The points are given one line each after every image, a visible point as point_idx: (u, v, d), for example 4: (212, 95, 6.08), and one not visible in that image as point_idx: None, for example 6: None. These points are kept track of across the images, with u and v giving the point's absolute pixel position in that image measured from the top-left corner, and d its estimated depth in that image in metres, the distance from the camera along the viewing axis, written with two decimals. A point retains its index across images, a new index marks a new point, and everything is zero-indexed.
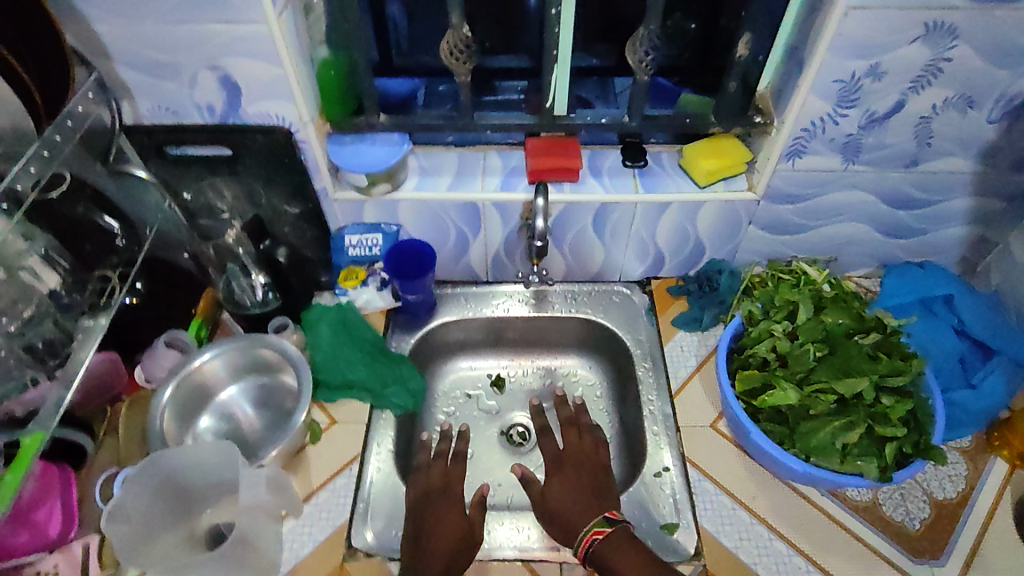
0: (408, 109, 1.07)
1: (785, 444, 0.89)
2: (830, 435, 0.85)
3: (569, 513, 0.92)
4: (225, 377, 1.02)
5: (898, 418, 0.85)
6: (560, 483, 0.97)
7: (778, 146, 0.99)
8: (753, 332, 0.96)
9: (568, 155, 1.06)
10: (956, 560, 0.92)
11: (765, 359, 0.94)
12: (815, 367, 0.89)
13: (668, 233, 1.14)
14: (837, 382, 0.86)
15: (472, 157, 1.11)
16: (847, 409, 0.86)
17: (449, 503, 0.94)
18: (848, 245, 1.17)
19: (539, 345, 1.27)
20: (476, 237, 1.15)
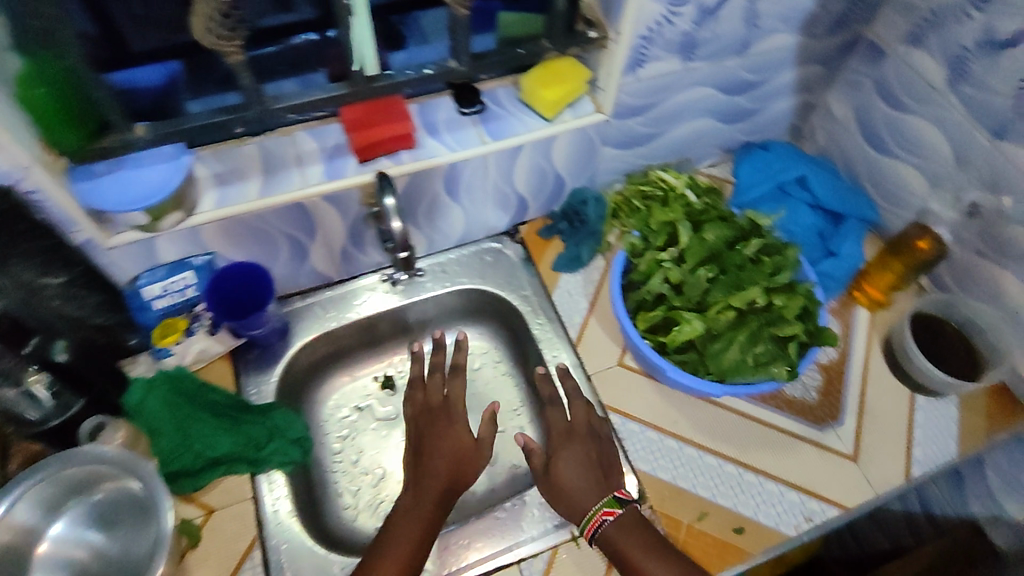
0: (172, 108, 0.82)
1: (700, 371, 0.88)
2: (740, 351, 0.84)
3: (569, 493, 0.85)
4: (38, 520, 0.79)
5: (795, 314, 0.85)
6: (571, 462, 0.87)
7: (619, 60, 0.90)
8: (642, 266, 0.91)
9: (396, 120, 0.88)
10: (852, 415, 1.00)
11: (660, 291, 0.90)
12: (710, 288, 0.88)
13: (525, 175, 1.03)
14: (733, 297, 0.86)
15: (278, 145, 0.89)
16: (747, 319, 0.85)
17: (449, 425, 0.94)
18: (695, 142, 1.15)
19: (420, 329, 1.15)
20: (314, 239, 0.96)
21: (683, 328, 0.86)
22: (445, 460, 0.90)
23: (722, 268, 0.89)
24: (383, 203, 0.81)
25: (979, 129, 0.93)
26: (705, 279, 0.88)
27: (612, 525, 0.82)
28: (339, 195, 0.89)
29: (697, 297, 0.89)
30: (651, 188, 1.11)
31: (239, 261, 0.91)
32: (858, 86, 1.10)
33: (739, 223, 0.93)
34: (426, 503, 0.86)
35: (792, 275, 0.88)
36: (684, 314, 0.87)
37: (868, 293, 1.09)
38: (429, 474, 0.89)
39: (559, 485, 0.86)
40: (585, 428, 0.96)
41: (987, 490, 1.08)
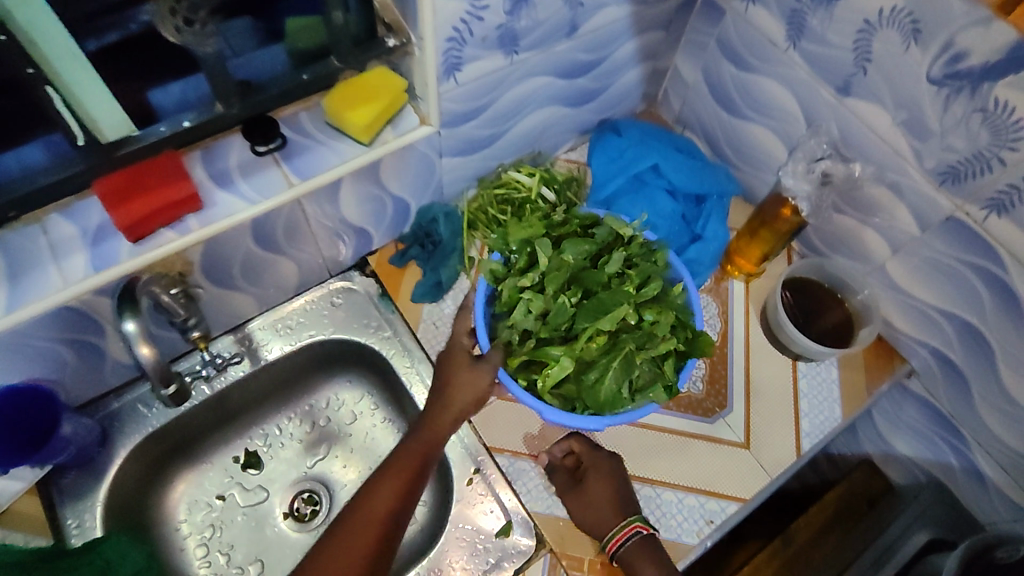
0: None
1: (579, 406, 0.79)
2: (616, 380, 0.76)
3: (597, 515, 0.82)
4: None
5: (666, 331, 0.78)
6: (606, 482, 0.84)
7: (430, 68, 0.77)
8: (505, 297, 0.80)
9: (170, 183, 0.71)
10: (739, 399, 0.96)
11: (529, 327, 0.79)
12: (576, 314, 0.78)
13: (356, 206, 0.90)
14: (603, 322, 0.76)
15: (23, 237, 0.71)
16: (619, 344, 0.77)
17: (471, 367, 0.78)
18: (545, 131, 1.04)
19: (278, 393, 1.01)
20: (107, 335, 0.79)
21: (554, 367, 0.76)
22: (429, 433, 0.79)
23: (587, 291, 0.80)
24: (120, 328, 0.69)
25: (823, 87, 0.88)
26: (570, 306, 0.79)
27: (636, 541, 0.79)
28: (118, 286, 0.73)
29: (564, 326, 0.79)
30: (506, 190, 1.02)
31: (14, 384, 0.76)
32: (703, 48, 1.03)
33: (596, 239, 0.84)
34: (394, 471, 0.78)
35: (657, 286, 0.80)
36: (554, 351, 0.77)
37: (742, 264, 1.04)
38: (410, 449, 0.79)
39: (584, 507, 0.83)
40: (471, 476, 0.89)
41: (875, 431, 1.10)
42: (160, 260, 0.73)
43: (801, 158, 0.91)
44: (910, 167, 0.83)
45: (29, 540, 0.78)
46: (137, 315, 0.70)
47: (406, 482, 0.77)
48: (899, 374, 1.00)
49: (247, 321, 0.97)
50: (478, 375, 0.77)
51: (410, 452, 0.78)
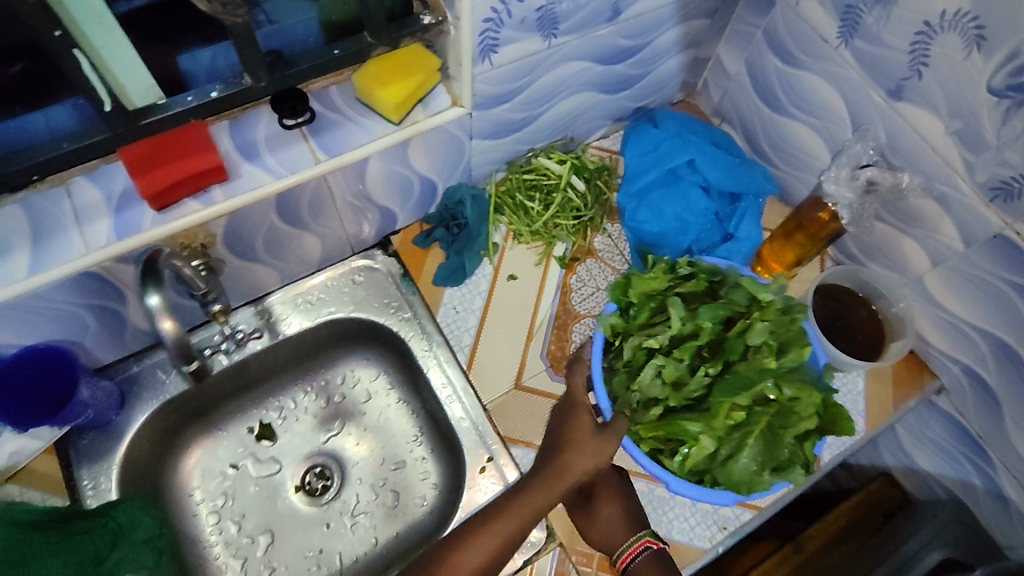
0: None
1: (708, 478, 0.72)
2: (751, 458, 0.68)
3: (607, 533, 0.80)
4: None
5: (809, 409, 0.69)
6: (614, 500, 0.82)
7: (466, 48, 0.75)
8: (628, 357, 0.74)
9: (195, 152, 0.70)
10: None
11: (657, 394, 0.72)
12: (712, 387, 0.70)
13: (382, 185, 0.88)
14: (739, 396, 0.68)
15: (47, 199, 0.71)
16: (755, 421, 0.69)
17: (594, 435, 0.73)
18: (579, 117, 1.01)
19: (294, 366, 1.01)
20: (129, 301, 0.79)
21: (691, 447, 0.68)
22: (526, 507, 0.73)
23: (726, 362, 0.72)
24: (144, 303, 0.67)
25: (874, 89, 0.84)
26: (708, 378, 0.71)
27: (647, 556, 0.77)
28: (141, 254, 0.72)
29: (698, 397, 0.72)
30: (534, 176, 1.01)
31: (33, 345, 0.76)
32: (748, 38, 0.99)
33: (734, 298, 0.74)
34: (483, 550, 0.72)
35: (797, 357, 0.71)
36: (689, 427, 0.69)
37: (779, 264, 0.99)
38: (506, 522, 0.72)
39: (597, 526, 0.80)
40: (484, 464, 0.88)
41: (897, 443, 1.08)
42: (183, 231, 0.73)
43: (845, 163, 0.88)
44: (960, 179, 0.79)
45: (44, 499, 0.81)
46: (162, 291, 0.68)
47: (491, 559, 0.72)
48: (927, 390, 0.97)
49: (268, 295, 0.97)
50: (605, 447, 0.72)
51: (503, 526, 0.73)
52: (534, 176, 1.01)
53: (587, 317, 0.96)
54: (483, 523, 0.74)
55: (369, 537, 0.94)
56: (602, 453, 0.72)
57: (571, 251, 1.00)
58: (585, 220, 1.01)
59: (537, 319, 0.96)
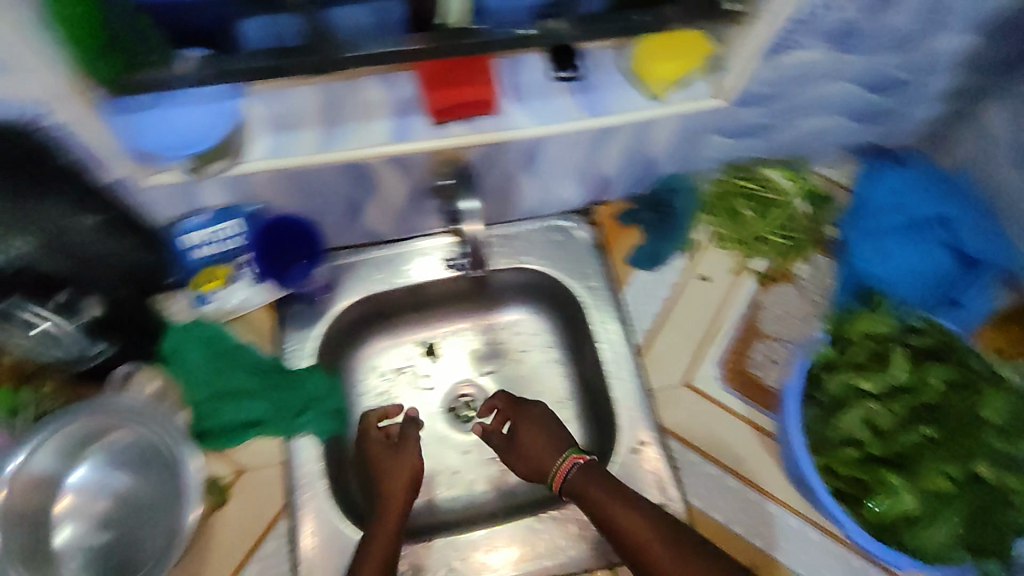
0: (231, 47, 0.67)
1: None
2: (950, 533, 0.67)
3: (535, 457, 0.83)
4: (53, 477, 0.75)
5: None
6: (537, 431, 0.84)
7: (756, 44, 0.74)
8: (833, 391, 0.75)
9: (481, 81, 0.75)
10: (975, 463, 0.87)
11: (858, 437, 0.72)
12: (923, 449, 0.69)
13: (616, 156, 0.90)
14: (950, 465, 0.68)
15: (338, 89, 0.77)
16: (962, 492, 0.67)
17: (390, 449, 0.83)
18: (815, 139, 0.98)
19: (471, 299, 1.06)
20: (371, 199, 0.86)
21: (887, 499, 0.69)
22: (396, 481, 0.79)
23: (949, 431, 0.70)
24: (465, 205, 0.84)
25: None
26: (922, 438, 0.70)
27: (579, 471, 0.79)
28: (407, 160, 0.79)
29: (904, 454, 0.71)
30: (755, 185, 0.98)
31: (291, 215, 0.85)
32: None
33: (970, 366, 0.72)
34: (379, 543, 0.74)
35: None
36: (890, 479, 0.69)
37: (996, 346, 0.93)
38: (390, 510, 0.77)
39: (522, 446, 0.84)
40: (639, 445, 0.87)
41: None
42: (446, 149, 0.79)
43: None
44: None
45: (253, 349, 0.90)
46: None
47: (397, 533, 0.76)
48: None
49: None
50: (405, 454, 0.81)
51: (388, 513, 0.77)
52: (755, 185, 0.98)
53: (773, 338, 0.94)
54: (377, 517, 0.78)
55: (501, 477, 0.98)
56: (412, 460, 0.81)
57: (770, 269, 0.98)
58: (794, 244, 0.98)
59: (720, 326, 0.95)
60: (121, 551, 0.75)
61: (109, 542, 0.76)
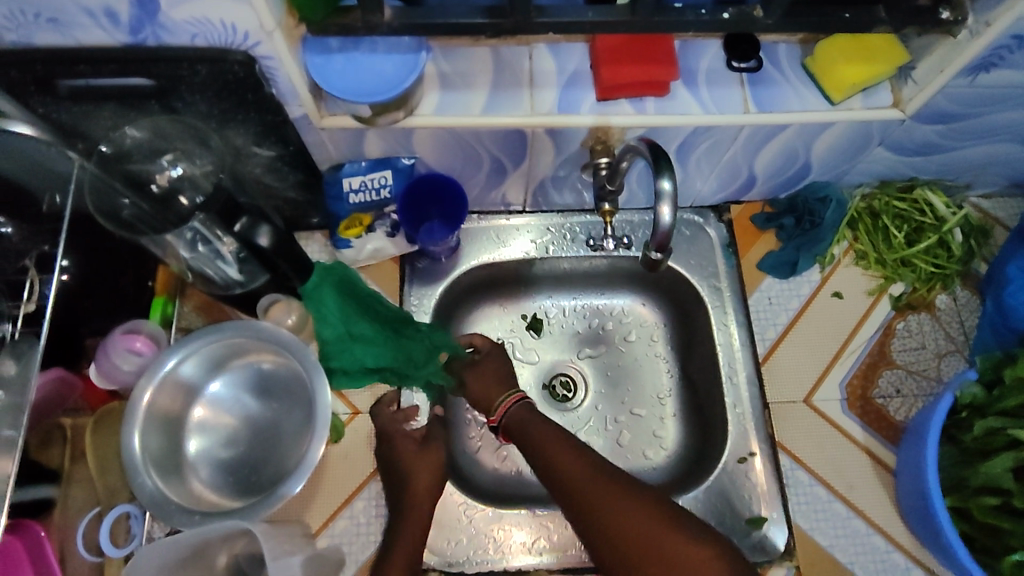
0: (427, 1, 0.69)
1: None
2: None
3: (483, 392, 0.84)
4: (195, 387, 0.79)
5: None
6: (541, 424, 0.78)
7: (964, 57, 0.69)
8: (980, 432, 0.69)
9: (658, 61, 0.74)
10: None
11: (1006, 485, 0.66)
12: None
13: (771, 156, 0.86)
14: None
15: (512, 56, 0.78)
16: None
17: (419, 446, 0.79)
18: (984, 167, 0.92)
19: (585, 280, 1.04)
20: (517, 168, 0.86)
21: None
22: (422, 478, 0.77)
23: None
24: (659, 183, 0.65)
25: None
26: None
27: (523, 405, 0.80)
28: (565, 132, 0.77)
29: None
30: (907, 206, 0.93)
31: (440, 172, 0.85)
32: None
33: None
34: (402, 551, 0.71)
35: None
36: None
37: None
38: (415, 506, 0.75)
39: (415, 476, 0.77)
40: (744, 456, 0.85)
41: None
42: (607, 127, 0.77)
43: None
44: None
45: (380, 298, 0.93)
46: (669, 173, 0.66)
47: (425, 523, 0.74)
48: None
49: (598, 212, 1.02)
50: (429, 453, 0.78)
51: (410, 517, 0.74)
52: (907, 206, 0.93)
53: (903, 368, 0.89)
54: (399, 510, 0.75)
55: None
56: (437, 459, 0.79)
57: (908, 296, 0.93)
58: (943, 275, 0.92)
59: (850, 347, 0.91)
60: (247, 466, 0.79)
61: (237, 456, 0.80)
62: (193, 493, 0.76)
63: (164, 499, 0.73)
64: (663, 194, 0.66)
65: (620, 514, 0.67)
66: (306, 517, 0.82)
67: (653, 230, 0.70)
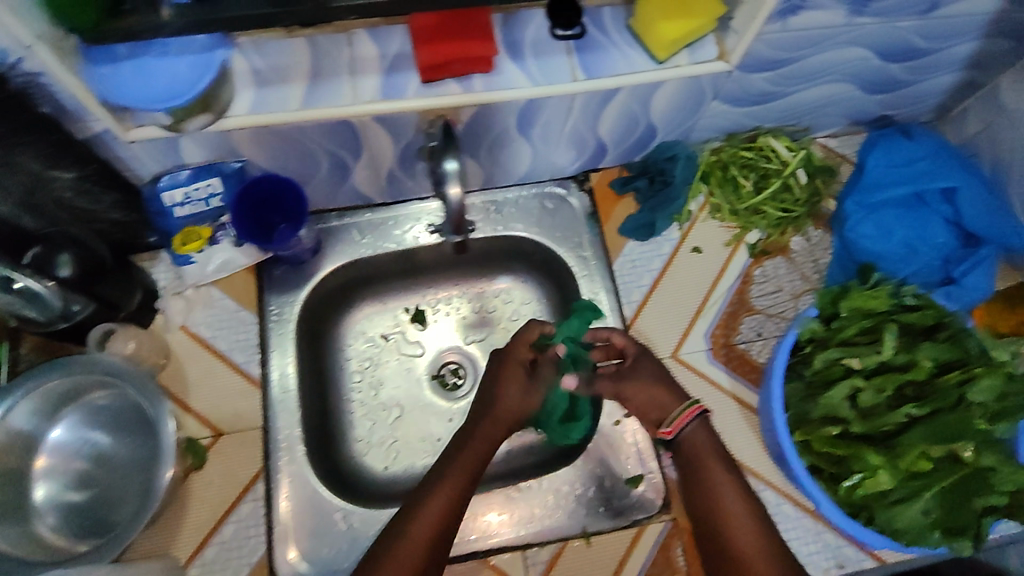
0: None
1: (864, 515, 0.71)
2: (922, 510, 0.67)
3: (654, 398, 0.78)
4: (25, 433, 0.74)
5: (1007, 485, 0.66)
6: (705, 431, 0.75)
7: (769, 4, 0.69)
8: (820, 365, 0.73)
9: (476, 36, 0.72)
10: None
11: (843, 414, 0.70)
12: (908, 428, 0.68)
13: (613, 120, 0.87)
14: (935, 445, 0.66)
15: (329, 43, 0.74)
16: (941, 476, 0.68)
17: (528, 379, 0.80)
18: (822, 107, 0.95)
19: (462, 265, 1.04)
20: (359, 160, 0.83)
21: (866, 477, 0.68)
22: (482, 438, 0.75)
23: (936, 408, 0.68)
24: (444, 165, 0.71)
25: None
26: (905, 418, 0.68)
27: (698, 423, 0.75)
28: (394, 118, 0.75)
29: (887, 430, 0.69)
30: (754, 154, 0.96)
31: (275, 173, 0.81)
32: None
33: (966, 344, 0.69)
34: (440, 498, 0.69)
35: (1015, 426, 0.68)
36: (871, 459, 0.67)
37: (989, 327, 0.90)
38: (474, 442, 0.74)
39: (500, 410, 0.77)
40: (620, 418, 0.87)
41: None
42: (436, 109, 0.75)
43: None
44: None
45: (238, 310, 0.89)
46: (457, 157, 0.72)
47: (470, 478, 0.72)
48: None
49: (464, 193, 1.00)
50: (535, 391, 0.80)
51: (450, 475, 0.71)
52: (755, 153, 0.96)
53: (761, 312, 0.94)
54: (439, 474, 0.71)
55: None
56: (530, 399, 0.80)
57: (763, 243, 0.97)
58: (792, 217, 0.96)
59: (711, 298, 0.95)
60: (98, 502, 0.76)
61: (87, 495, 0.76)
62: (39, 544, 0.72)
63: (2, 554, 0.69)
64: (452, 174, 0.72)
65: (738, 538, 0.68)
66: (173, 550, 0.81)
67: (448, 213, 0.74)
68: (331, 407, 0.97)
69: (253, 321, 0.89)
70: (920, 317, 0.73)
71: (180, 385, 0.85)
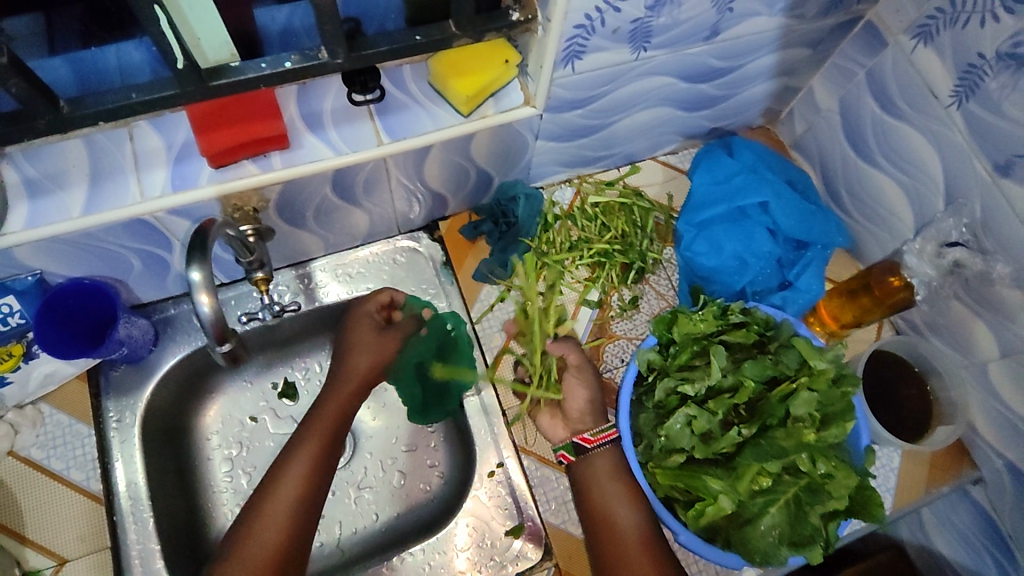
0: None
1: (721, 539, 0.71)
2: (773, 526, 0.68)
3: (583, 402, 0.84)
4: None
5: (843, 491, 0.67)
6: (618, 487, 0.74)
7: (550, 53, 0.70)
8: (658, 396, 0.75)
9: (260, 117, 0.69)
10: (908, 409, 0.89)
11: (684, 444, 0.71)
12: (744, 447, 0.70)
13: (440, 173, 0.86)
14: (769, 462, 0.68)
15: (108, 142, 0.71)
16: (783, 490, 0.69)
17: (379, 333, 0.89)
18: (651, 130, 0.97)
19: (326, 332, 1.00)
20: (174, 251, 0.79)
21: (709, 504, 0.68)
22: (338, 399, 0.84)
23: (763, 424, 0.71)
24: (189, 276, 0.58)
25: (980, 159, 0.77)
26: (739, 438, 0.70)
27: (615, 478, 0.74)
28: (194, 209, 0.72)
29: (727, 452, 0.72)
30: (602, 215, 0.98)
31: (79, 279, 0.77)
32: (848, 76, 0.92)
33: (784, 360, 0.74)
34: (310, 445, 0.79)
35: (842, 432, 0.70)
36: (712, 487, 0.68)
37: (833, 318, 0.93)
38: (332, 403, 0.83)
39: (359, 353, 0.87)
40: (493, 469, 0.87)
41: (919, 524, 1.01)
42: (235, 193, 0.72)
43: (931, 238, 0.83)
44: None
45: (73, 423, 0.85)
46: (204, 262, 0.59)
47: (334, 429, 0.81)
48: (964, 479, 0.92)
49: (311, 260, 0.96)
50: (389, 335, 0.89)
51: (309, 437, 0.80)
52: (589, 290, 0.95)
53: (622, 338, 0.94)
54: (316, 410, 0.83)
55: (373, 510, 0.94)
56: (391, 344, 0.89)
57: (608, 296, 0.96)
58: (630, 264, 0.96)
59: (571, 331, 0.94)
60: None
61: None
62: None
63: None
64: (195, 284, 0.58)
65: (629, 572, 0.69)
66: None
67: (199, 324, 0.59)
68: (200, 503, 0.91)
69: (91, 433, 0.85)
70: (745, 334, 0.76)
71: (14, 516, 0.81)
